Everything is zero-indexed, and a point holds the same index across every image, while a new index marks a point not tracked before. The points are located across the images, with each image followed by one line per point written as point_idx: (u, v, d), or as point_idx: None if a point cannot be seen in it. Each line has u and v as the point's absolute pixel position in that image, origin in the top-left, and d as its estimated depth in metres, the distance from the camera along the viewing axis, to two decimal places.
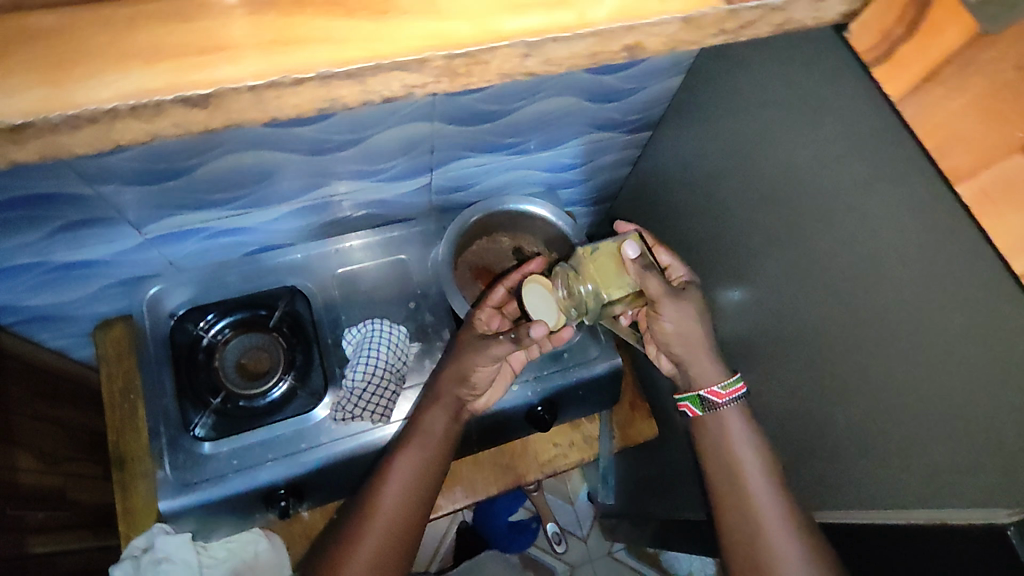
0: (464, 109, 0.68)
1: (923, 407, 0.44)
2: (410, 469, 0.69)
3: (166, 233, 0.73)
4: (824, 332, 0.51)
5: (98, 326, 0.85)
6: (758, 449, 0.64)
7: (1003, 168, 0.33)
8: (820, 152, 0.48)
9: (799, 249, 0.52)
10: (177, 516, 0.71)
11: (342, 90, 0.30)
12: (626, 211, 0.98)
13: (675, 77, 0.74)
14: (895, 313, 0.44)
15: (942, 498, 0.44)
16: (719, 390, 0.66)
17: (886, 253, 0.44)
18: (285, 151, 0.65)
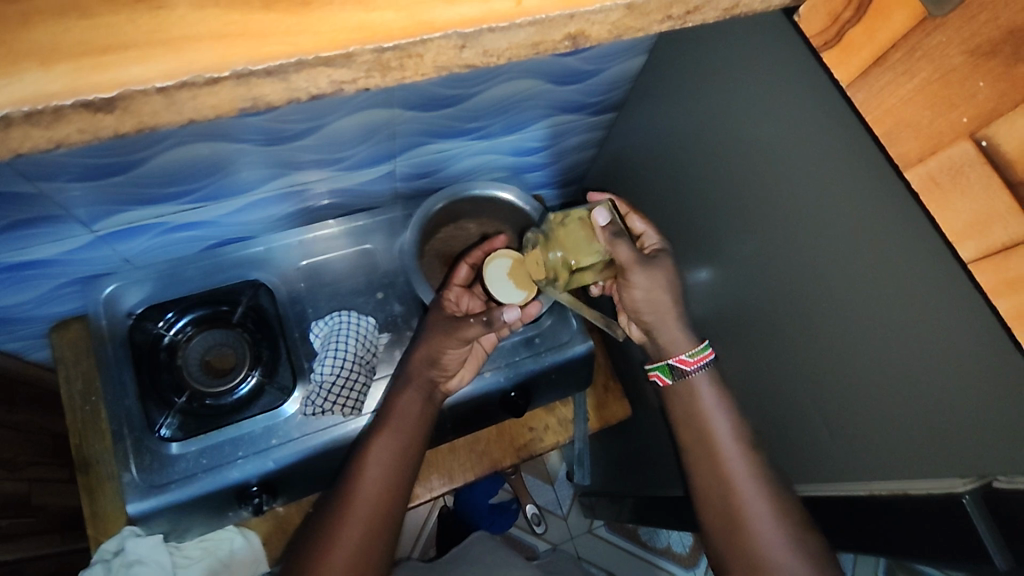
0: (423, 93, 0.66)
1: (884, 386, 0.45)
2: (384, 457, 0.68)
3: (119, 229, 0.71)
4: (787, 313, 0.52)
5: (53, 328, 0.81)
6: (728, 416, 0.65)
7: (952, 154, 0.31)
8: (776, 134, 0.48)
9: (762, 232, 0.53)
10: (148, 518, 0.69)
11: (265, 88, 0.29)
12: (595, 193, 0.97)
13: (638, 57, 0.73)
14: (853, 296, 0.44)
15: (908, 473, 0.46)
16: (688, 358, 0.65)
17: (840, 235, 0.44)
18: (241, 142, 0.63)
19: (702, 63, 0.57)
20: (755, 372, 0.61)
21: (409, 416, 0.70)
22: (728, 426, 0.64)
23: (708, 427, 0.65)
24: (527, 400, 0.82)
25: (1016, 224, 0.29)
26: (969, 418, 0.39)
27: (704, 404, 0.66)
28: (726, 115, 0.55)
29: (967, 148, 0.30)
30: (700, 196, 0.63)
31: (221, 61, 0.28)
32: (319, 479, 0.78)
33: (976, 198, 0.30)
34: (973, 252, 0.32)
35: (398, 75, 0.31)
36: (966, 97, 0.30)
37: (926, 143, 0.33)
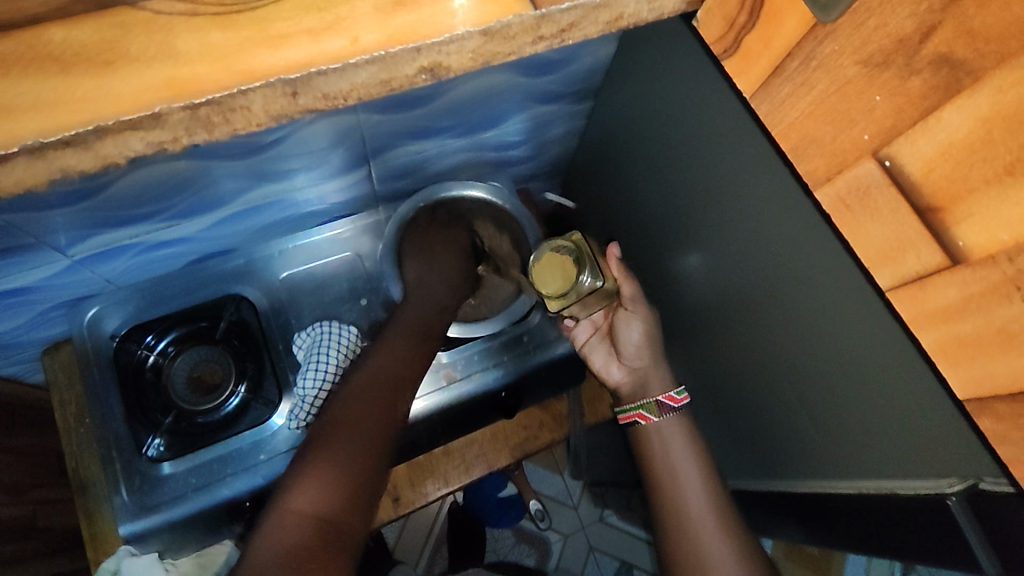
0: (391, 98, 0.65)
1: (865, 381, 0.43)
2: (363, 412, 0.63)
3: (97, 252, 0.70)
4: (770, 306, 0.51)
5: (44, 352, 0.82)
6: (693, 451, 0.68)
7: (858, 174, 0.30)
8: (749, 116, 0.46)
9: (742, 222, 0.51)
10: (144, 538, 0.70)
11: (69, 159, 0.31)
12: (580, 183, 0.96)
13: (610, 44, 0.70)
14: (827, 287, 0.43)
15: (892, 472, 0.44)
16: (674, 395, 0.70)
17: (810, 225, 0.43)
18: (212, 158, 0.62)
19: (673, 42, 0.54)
20: (741, 365, 0.59)
21: (394, 374, 0.67)
22: (695, 473, 0.67)
23: (677, 470, 0.67)
24: (517, 399, 0.81)
25: (928, 252, 0.28)
26: (945, 419, 0.38)
27: (672, 448, 0.69)
28: (699, 101, 0.53)
29: (873, 168, 0.29)
30: (683, 182, 0.60)
31: (14, 136, 0.29)
32: None
33: (887, 222, 0.30)
34: (890, 279, 0.31)
35: (225, 129, 0.33)
36: (866, 113, 0.29)
37: (829, 162, 0.32)
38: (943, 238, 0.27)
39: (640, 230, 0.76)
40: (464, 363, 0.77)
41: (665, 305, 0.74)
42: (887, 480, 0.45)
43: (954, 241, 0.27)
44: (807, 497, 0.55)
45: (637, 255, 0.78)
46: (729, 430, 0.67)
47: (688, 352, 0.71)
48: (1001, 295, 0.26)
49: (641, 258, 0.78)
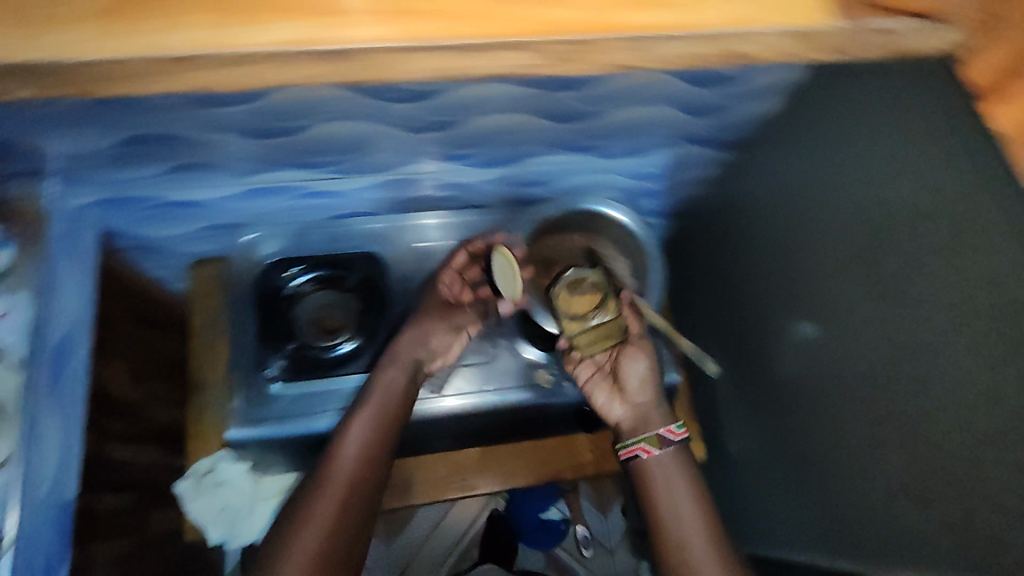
0: (561, 106, 0.67)
1: (1001, 468, 0.45)
2: (366, 427, 0.67)
3: (261, 187, 0.77)
4: (904, 381, 0.53)
5: (193, 263, 0.94)
6: (694, 500, 0.64)
7: None
8: (934, 197, 0.49)
9: (890, 299, 0.54)
10: (242, 446, 0.77)
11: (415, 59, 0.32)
12: (700, 236, 0.95)
13: (769, 104, 0.71)
14: (982, 372, 0.46)
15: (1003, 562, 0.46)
16: (673, 428, 0.68)
17: (977, 311, 0.46)
18: (384, 124, 0.67)
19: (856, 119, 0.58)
20: (846, 438, 0.62)
21: (388, 406, 0.69)
22: (697, 517, 0.63)
23: (677, 514, 0.63)
24: (599, 417, 0.84)
25: None
26: None
27: (674, 487, 0.65)
28: (873, 176, 0.56)
29: None
30: (824, 249, 0.64)
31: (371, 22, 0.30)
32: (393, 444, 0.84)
33: None
34: None
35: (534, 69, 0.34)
36: None
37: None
38: None
39: (754, 291, 0.80)
40: (557, 369, 0.81)
41: (771, 366, 0.77)
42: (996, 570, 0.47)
43: None
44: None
45: (748, 314, 0.82)
46: (814, 498, 0.69)
47: (789, 416, 0.73)
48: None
49: (753, 316, 0.81)
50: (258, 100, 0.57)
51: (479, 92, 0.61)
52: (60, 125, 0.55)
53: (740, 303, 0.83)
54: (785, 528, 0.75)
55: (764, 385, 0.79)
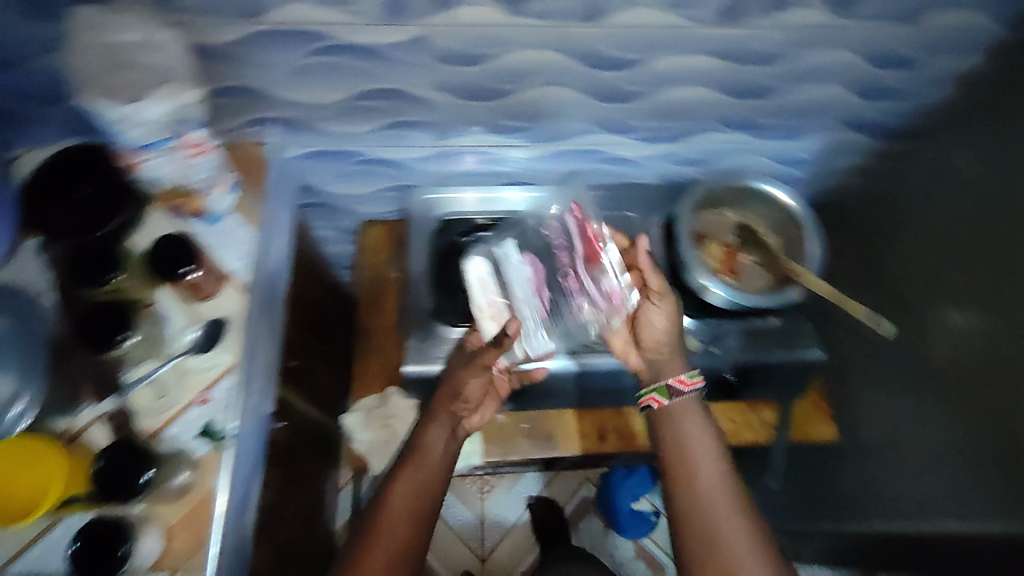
0: (746, 82, 0.72)
1: None
2: (399, 522, 0.60)
3: (455, 149, 0.84)
4: None
5: (360, 223, 1.00)
6: (707, 441, 0.66)
7: None
8: None
9: None
10: (416, 385, 0.82)
11: None
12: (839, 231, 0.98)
13: (951, 87, 0.75)
14: None
15: None
16: (685, 378, 0.68)
17: None
18: (583, 91, 0.74)
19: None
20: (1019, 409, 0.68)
21: (428, 475, 0.64)
22: (710, 464, 0.64)
23: (689, 463, 0.64)
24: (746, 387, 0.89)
25: None
26: None
27: (681, 423, 0.67)
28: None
29: None
30: (976, 228, 0.72)
31: None
32: (546, 399, 0.88)
33: None
34: None
35: None
36: None
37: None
38: None
39: (910, 275, 0.83)
40: (709, 334, 0.84)
41: (922, 353, 0.81)
42: None
43: None
44: None
45: (896, 318, 0.86)
46: (971, 469, 0.75)
47: (937, 397, 0.79)
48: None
49: (896, 312, 0.86)
50: (494, 55, 0.66)
51: (678, 61, 0.68)
52: (332, 60, 0.67)
53: (888, 299, 0.87)
54: (934, 490, 0.81)
55: (903, 372, 0.84)
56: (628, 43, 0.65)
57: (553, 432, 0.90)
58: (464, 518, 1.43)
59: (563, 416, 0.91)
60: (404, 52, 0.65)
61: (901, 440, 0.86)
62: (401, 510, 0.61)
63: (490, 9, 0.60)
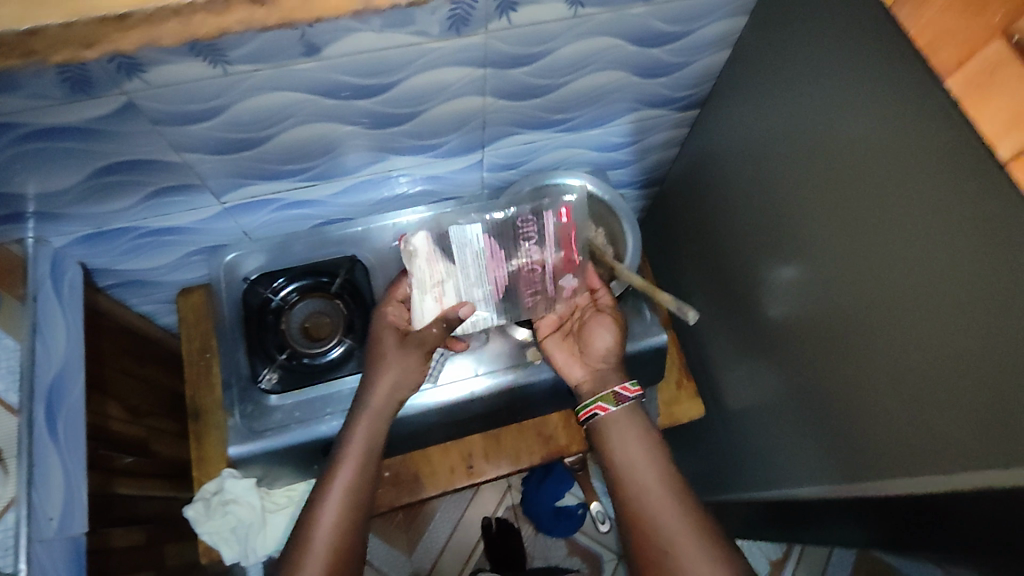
0: (515, 84, 0.70)
1: (922, 360, 0.51)
2: (342, 542, 0.68)
3: (242, 202, 0.78)
4: (885, 306, 0.54)
5: (179, 292, 0.93)
6: (646, 445, 0.71)
7: (986, 55, 0.43)
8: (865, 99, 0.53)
9: (846, 225, 0.58)
10: (246, 463, 0.76)
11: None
12: (676, 205, 0.98)
13: (723, 52, 0.75)
14: (916, 268, 0.50)
15: (957, 459, 0.50)
16: (629, 385, 0.74)
17: (907, 219, 0.50)
18: (349, 124, 0.69)
19: (813, 57, 0.59)
20: (829, 359, 0.64)
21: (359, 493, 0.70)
22: (646, 463, 0.70)
23: (631, 464, 0.70)
24: None
25: None
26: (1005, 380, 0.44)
27: (620, 432, 0.72)
28: (808, 110, 0.61)
29: (1001, 44, 0.42)
30: (776, 182, 0.68)
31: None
32: (398, 443, 0.84)
33: (1009, 93, 0.41)
34: (1006, 152, 0.41)
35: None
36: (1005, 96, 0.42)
37: (963, 53, 0.44)
38: None
39: (736, 243, 0.81)
40: None
41: (756, 317, 0.80)
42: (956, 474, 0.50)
43: None
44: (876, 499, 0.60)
45: (733, 285, 0.85)
46: (810, 433, 0.71)
47: (780, 359, 0.75)
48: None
49: (733, 280, 0.84)
50: (224, 108, 0.60)
51: (432, 77, 0.64)
52: (43, 143, 0.59)
53: (724, 266, 0.85)
54: (779, 463, 0.79)
55: (749, 337, 0.83)
56: (367, 71, 0.61)
57: (418, 473, 0.88)
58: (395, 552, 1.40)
59: (427, 454, 0.89)
60: (122, 121, 0.59)
61: (758, 403, 0.82)
62: (336, 542, 0.68)
63: (188, 64, 0.54)
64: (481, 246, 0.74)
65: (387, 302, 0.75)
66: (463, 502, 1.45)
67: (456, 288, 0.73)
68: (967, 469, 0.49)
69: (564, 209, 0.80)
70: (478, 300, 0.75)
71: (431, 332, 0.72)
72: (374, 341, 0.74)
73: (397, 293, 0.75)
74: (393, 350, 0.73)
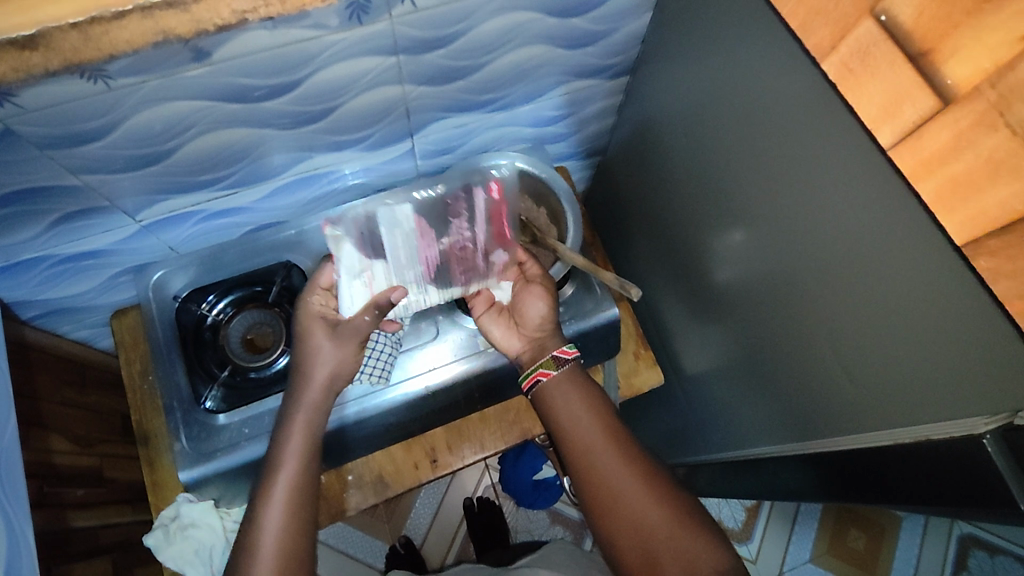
0: (432, 68, 0.67)
1: (859, 321, 0.51)
2: (290, 521, 0.64)
3: (162, 218, 0.74)
4: (818, 267, 0.54)
5: (112, 315, 0.89)
6: (586, 400, 0.69)
7: (861, 34, 0.43)
8: (778, 62, 0.52)
9: (776, 190, 0.57)
10: (200, 485, 0.74)
11: (170, 20, 0.47)
12: (620, 174, 0.96)
13: (647, 15, 0.73)
14: (847, 231, 0.49)
15: (898, 416, 0.50)
16: (567, 348, 0.72)
17: (831, 182, 0.50)
18: (264, 127, 0.65)
19: (732, 19, 0.57)
20: (775, 324, 0.64)
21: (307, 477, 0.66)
22: (586, 419, 0.68)
23: (572, 422, 0.68)
24: None
25: (922, 100, 0.40)
26: (927, 338, 0.45)
27: (557, 392, 0.70)
28: (731, 75, 0.60)
29: (870, 25, 0.42)
30: (709, 149, 0.67)
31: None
32: (357, 448, 0.82)
33: (885, 76, 0.42)
34: (890, 135, 0.42)
35: None
36: (884, 73, 0.42)
37: (835, 35, 0.45)
38: (936, 79, 0.39)
39: (680, 214, 0.80)
40: None
41: (703, 284, 0.80)
42: (899, 430, 0.51)
43: (943, 81, 0.39)
44: (831, 458, 0.61)
45: (680, 253, 0.85)
46: (766, 397, 0.71)
47: (732, 325, 0.75)
48: (988, 123, 0.37)
49: (680, 248, 0.84)
50: (119, 124, 0.56)
51: (342, 70, 0.61)
52: None
53: (671, 236, 0.85)
54: (738, 426, 0.80)
55: (703, 306, 0.82)
56: (270, 72, 0.57)
57: (382, 473, 0.86)
58: (378, 542, 1.40)
59: (389, 453, 0.87)
60: (7, 149, 0.54)
61: (716, 373, 0.82)
62: (283, 527, 0.63)
63: (65, 83, 0.49)
64: (411, 226, 0.73)
65: (312, 290, 0.72)
66: (441, 488, 1.45)
67: (386, 273, 0.72)
68: (907, 425, 0.50)
69: (496, 183, 0.77)
70: (410, 282, 0.74)
71: (363, 320, 0.70)
72: (304, 335, 0.71)
73: (321, 282, 0.71)
74: (326, 341, 0.70)
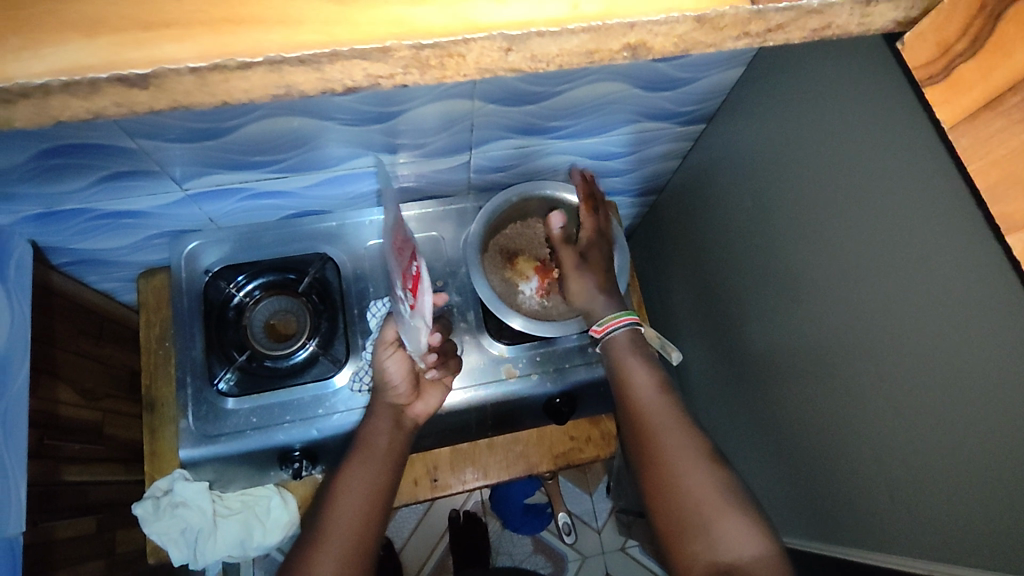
0: (507, 88, 0.64)
1: (916, 442, 0.48)
2: (359, 496, 0.67)
3: (207, 191, 0.73)
4: (879, 371, 0.51)
5: (141, 274, 0.88)
6: (652, 371, 0.69)
7: None
8: (879, 151, 0.49)
9: (849, 281, 0.54)
10: (197, 465, 0.73)
11: (296, 77, 0.31)
12: (672, 219, 0.94)
13: (736, 69, 0.70)
14: (921, 345, 0.47)
15: (943, 552, 0.47)
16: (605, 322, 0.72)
17: (912, 289, 0.47)
18: (327, 119, 0.63)
19: (831, 95, 0.55)
20: (814, 415, 0.62)
21: (379, 460, 0.69)
22: (648, 389, 0.67)
23: (635, 386, 0.68)
24: (573, 408, 0.81)
25: None
26: (995, 484, 0.42)
27: (623, 360, 0.70)
28: (819, 152, 0.57)
29: None
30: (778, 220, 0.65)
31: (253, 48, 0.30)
32: None
33: None
34: None
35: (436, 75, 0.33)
36: None
37: None
38: None
39: (730, 276, 0.78)
40: (525, 362, 0.78)
41: (741, 351, 0.77)
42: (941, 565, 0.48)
43: None
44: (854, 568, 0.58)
45: (720, 314, 0.82)
46: (790, 483, 0.68)
47: (764, 402, 0.72)
48: None
49: (722, 309, 0.81)
50: None
51: None
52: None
53: (715, 293, 0.82)
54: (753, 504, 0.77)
55: (734, 373, 0.79)
56: None
57: None
58: None
59: None
60: None
61: (737, 441, 0.80)
62: (357, 504, 0.66)
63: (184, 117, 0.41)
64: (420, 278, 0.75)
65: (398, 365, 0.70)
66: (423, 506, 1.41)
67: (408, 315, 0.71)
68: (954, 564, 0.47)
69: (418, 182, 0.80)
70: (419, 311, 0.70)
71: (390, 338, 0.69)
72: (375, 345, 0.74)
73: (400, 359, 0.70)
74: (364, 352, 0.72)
